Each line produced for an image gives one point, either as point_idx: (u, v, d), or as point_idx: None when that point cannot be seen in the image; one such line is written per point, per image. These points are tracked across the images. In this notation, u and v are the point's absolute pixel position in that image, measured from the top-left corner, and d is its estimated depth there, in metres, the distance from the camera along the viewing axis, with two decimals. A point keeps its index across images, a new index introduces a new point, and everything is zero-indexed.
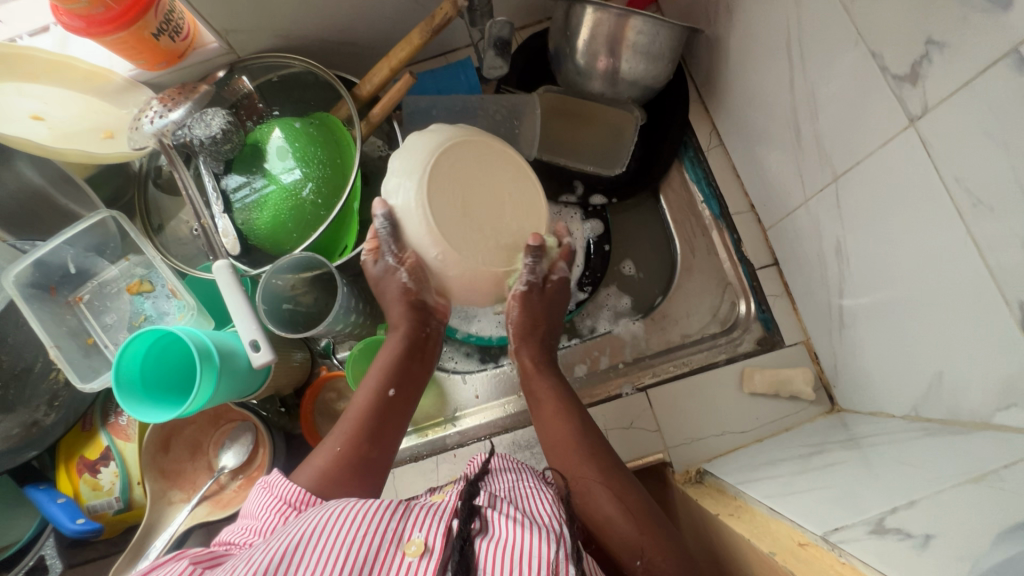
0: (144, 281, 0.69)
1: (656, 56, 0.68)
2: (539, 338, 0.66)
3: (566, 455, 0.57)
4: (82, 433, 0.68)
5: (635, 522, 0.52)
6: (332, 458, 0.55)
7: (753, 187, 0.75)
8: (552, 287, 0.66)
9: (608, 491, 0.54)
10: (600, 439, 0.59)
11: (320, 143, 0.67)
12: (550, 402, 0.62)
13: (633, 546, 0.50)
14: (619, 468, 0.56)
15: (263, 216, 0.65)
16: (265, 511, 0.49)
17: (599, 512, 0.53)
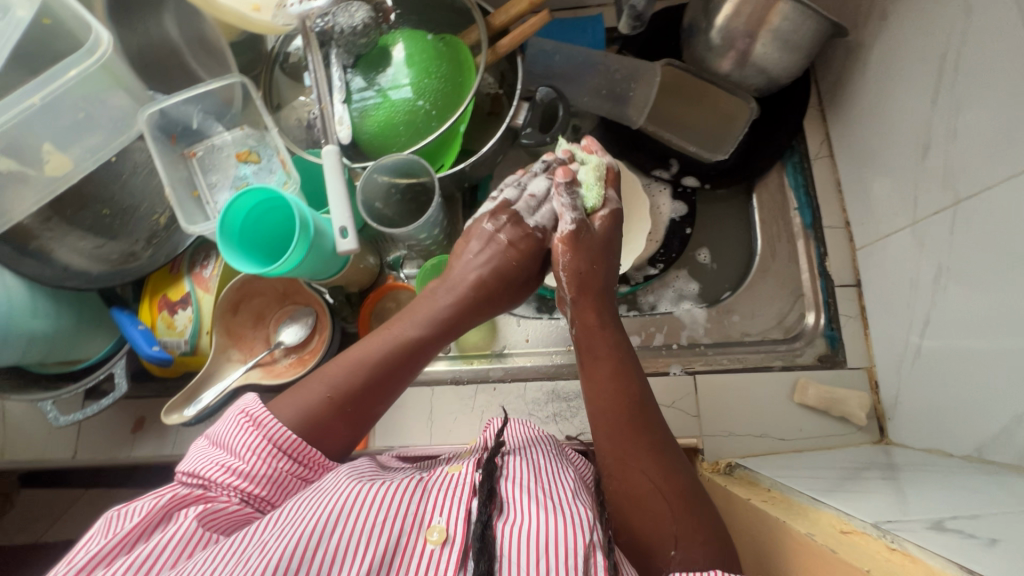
0: (252, 152, 0.74)
1: (794, 46, 0.67)
2: (597, 291, 0.63)
3: (612, 425, 0.57)
4: (170, 274, 0.71)
5: (677, 496, 0.52)
6: (324, 400, 0.56)
7: (854, 204, 0.73)
8: (600, 229, 0.65)
9: (657, 463, 0.54)
10: (655, 411, 0.59)
11: (447, 59, 0.69)
12: (607, 360, 0.60)
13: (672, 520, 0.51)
14: (668, 444, 0.57)
15: (378, 114, 0.67)
16: (251, 448, 0.52)
17: (642, 485, 0.53)
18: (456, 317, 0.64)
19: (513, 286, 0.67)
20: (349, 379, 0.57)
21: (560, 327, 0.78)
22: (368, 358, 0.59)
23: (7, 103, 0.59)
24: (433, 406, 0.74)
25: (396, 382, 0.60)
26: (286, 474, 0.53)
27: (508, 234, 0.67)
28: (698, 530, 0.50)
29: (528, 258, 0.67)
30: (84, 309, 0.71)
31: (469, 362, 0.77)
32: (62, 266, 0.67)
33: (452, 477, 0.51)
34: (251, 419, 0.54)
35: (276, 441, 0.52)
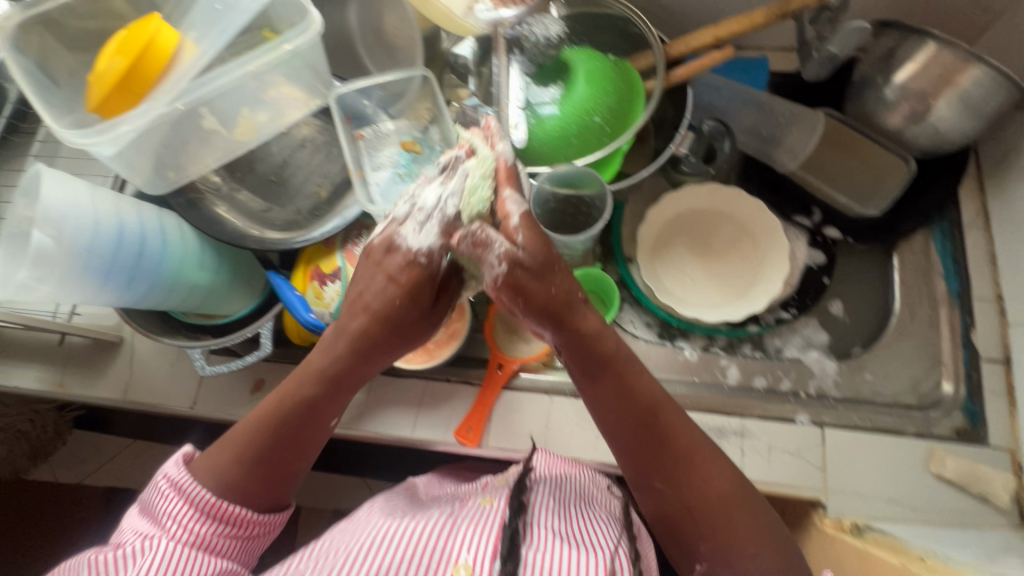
0: (416, 142, 0.77)
1: (977, 112, 0.67)
2: (567, 329, 0.56)
3: (632, 445, 0.57)
4: (324, 248, 0.73)
5: (736, 500, 0.55)
6: (234, 467, 0.57)
7: (1010, 278, 0.72)
8: (536, 266, 0.53)
9: (705, 472, 0.56)
10: (676, 418, 0.57)
11: (621, 81, 0.72)
12: (608, 381, 0.57)
13: (745, 528, 0.54)
14: (693, 457, 0.56)
15: (551, 124, 0.69)
16: (180, 515, 0.55)
17: (699, 493, 0.55)
18: (346, 365, 0.59)
19: (404, 330, 0.59)
20: (251, 444, 0.57)
21: (684, 356, 0.78)
22: (270, 416, 0.58)
23: (229, 69, 0.62)
24: (550, 415, 0.74)
25: (297, 425, 0.58)
26: (214, 536, 0.56)
27: (390, 266, 0.58)
28: (761, 526, 0.54)
29: (420, 303, 0.58)
30: (238, 268, 0.73)
31: None
32: (230, 224, 0.70)
33: (484, 511, 0.60)
34: (172, 485, 0.56)
35: (198, 505, 0.55)
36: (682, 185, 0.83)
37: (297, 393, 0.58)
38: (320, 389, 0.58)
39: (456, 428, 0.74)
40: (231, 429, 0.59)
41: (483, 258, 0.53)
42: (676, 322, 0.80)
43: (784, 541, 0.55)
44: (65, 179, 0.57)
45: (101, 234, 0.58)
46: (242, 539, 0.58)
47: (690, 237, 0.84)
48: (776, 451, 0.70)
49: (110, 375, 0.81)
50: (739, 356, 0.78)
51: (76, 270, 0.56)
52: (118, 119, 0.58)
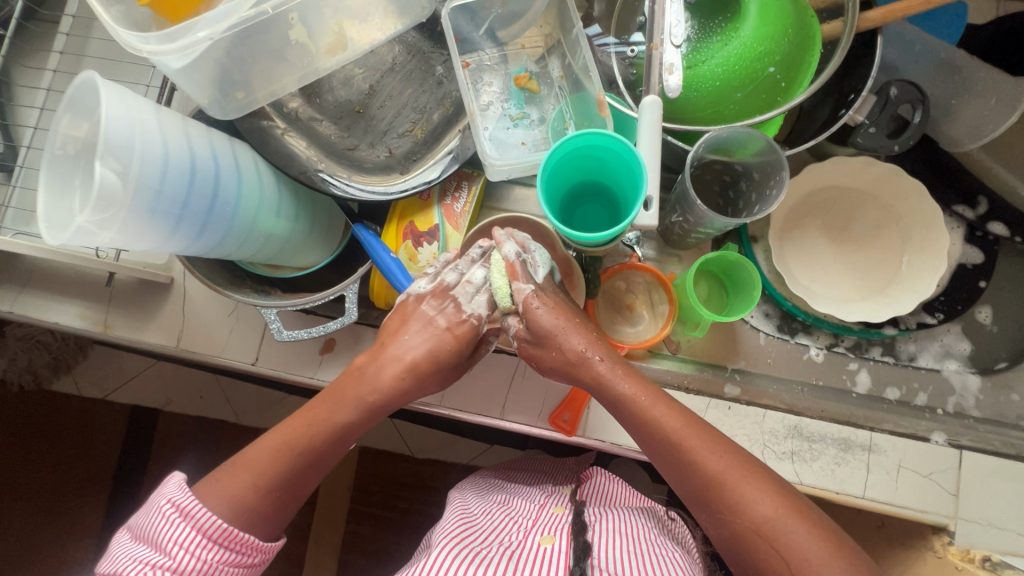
0: (532, 78, 0.63)
1: None
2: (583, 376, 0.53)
3: (685, 480, 0.50)
4: (418, 200, 0.62)
5: (786, 521, 0.46)
6: (251, 492, 0.49)
7: None
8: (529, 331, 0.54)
9: (736, 490, 0.47)
10: (724, 448, 0.49)
11: (797, 22, 0.56)
12: (628, 414, 0.51)
13: (803, 551, 0.44)
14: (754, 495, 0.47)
15: (712, 73, 0.56)
16: (177, 544, 0.47)
17: (737, 517, 0.47)
18: (408, 390, 0.53)
19: (439, 376, 0.55)
20: (274, 471, 0.50)
21: (807, 355, 0.70)
22: (295, 443, 0.50)
23: None
24: None
25: (325, 458, 0.51)
26: (217, 564, 0.48)
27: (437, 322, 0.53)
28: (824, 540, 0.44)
29: (464, 351, 0.54)
30: (316, 213, 0.63)
31: (699, 370, 0.69)
32: (313, 162, 0.59)
33: (545, 555, 0.47)
34: (178, 510, 0.48)
35: (205, 531, 0.47)
36: (832, 158, 0.71)
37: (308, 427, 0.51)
38: (353, 415, 0.51)
39: (551, 414, 0.67)
40: (242, 454, 0.51)
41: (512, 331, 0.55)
42: (803, 316, 0.70)
43: (857, 558, 0.45)
44: (127, 95, 0.45)
45: (172, 170, 0.47)
46: (244, 569, 0.50)
47: (822, 222, 0.73)
48: (905, 472, 0.63)
49: (161, 318, 0.72)
50: (868, 360, 0.69)
51: (144, 215, 0.46)
52: (194, 22, 0.46)
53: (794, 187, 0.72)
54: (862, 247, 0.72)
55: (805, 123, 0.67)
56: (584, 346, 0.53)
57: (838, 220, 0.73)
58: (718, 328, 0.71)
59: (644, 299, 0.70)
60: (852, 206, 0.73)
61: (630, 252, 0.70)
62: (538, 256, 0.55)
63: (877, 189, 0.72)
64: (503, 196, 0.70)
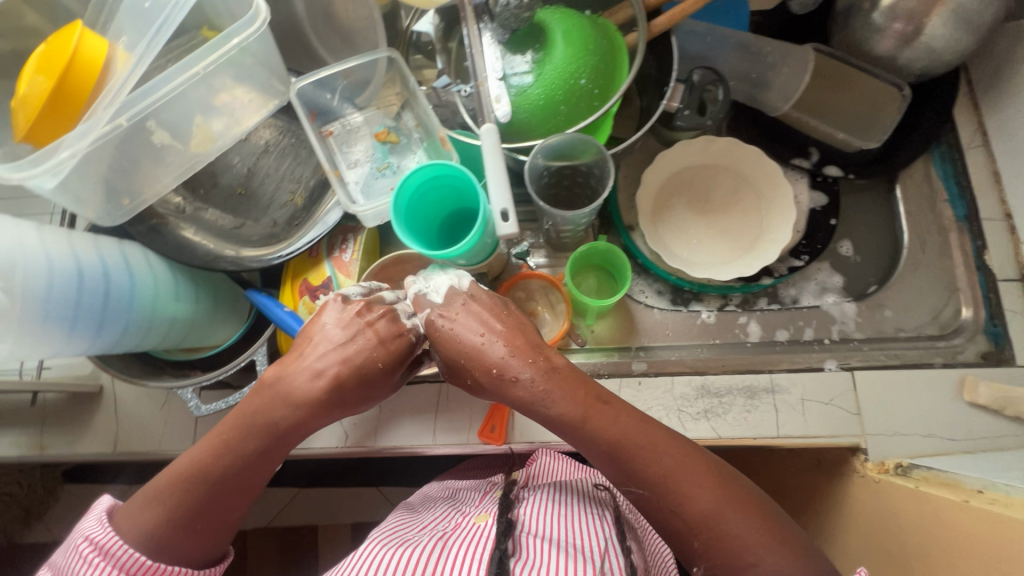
0: (391, 132, 0.71)
1: (972, 27, 0.64)
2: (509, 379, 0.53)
3: (628, 466, 0.51)
4: (308, 258, 0.67)
5: (717, 509, 0.49)
6: (161, 524, 0.52)
7: (1016, 194, 0.70)
8: (446, 336, 0.56)
9: (678, 485, 0.50)
10: (660, 436, 0.52)
11: (600, 39, 0.66)
12: (565, 407, 0.52)
13: (732, 534, 0.48)
14: (688, 468, 0.50)
15: (536, 94, 0.64)
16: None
17: (685, 503, 0.49)
18: (329, 398, 0.55)
19: (373, 387, 0.57)
20: (184, 498, 0.52)
21: (700, 319, 0.76)
22: (209, 473, 0.52)
23: (179, 71, 0.56)
24: None
25: (239, 483, 0.53)
26: None
27: (377, 329, 0.57)
28: (751, 524, 0.48)
29: (394, 366, 0.58)
30: (218, 292, 0.67)
31: (606, 356, 0.73)
32: (203, 246, 0.64)
33: (478, 529, 0.51)
34: (95, 549, 0.51)
35: (125, 567, 0.50)
36: (676, 144, 0.80)
37: (221, 457, 0.53)
38: (260, 437, 0.53)
39: (478, 428, 0.70)
40: (149, 486, 0.54)
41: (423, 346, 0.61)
42: (688, 285, 0.77)
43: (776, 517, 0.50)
44: (8, 219, 0.50)
45: (59, 277, 0.51)
46: None
47: (687, 198, 0.81)
48: (809, 404, 0.68)
49: (95, 428, 0.74)
50: (757, 311, 0.75)
51: (37, 322, 0.50)
52: (56, 143, 0.52)
53: (653, 171, 0.79)
54: (726, 213, 0.79)
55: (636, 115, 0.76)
56: (505, 350, 0.54)
57: (701, 193, 0.80)
58: (616, 313, 0.77)
59: (543, 301, 0.75)
60: (709, 180, 0.81)
61: (521, 265, 0.77)
62: (433, 282, 0.59)
63: (724, 159, 0.80)
64: (395, 239, 0.76)
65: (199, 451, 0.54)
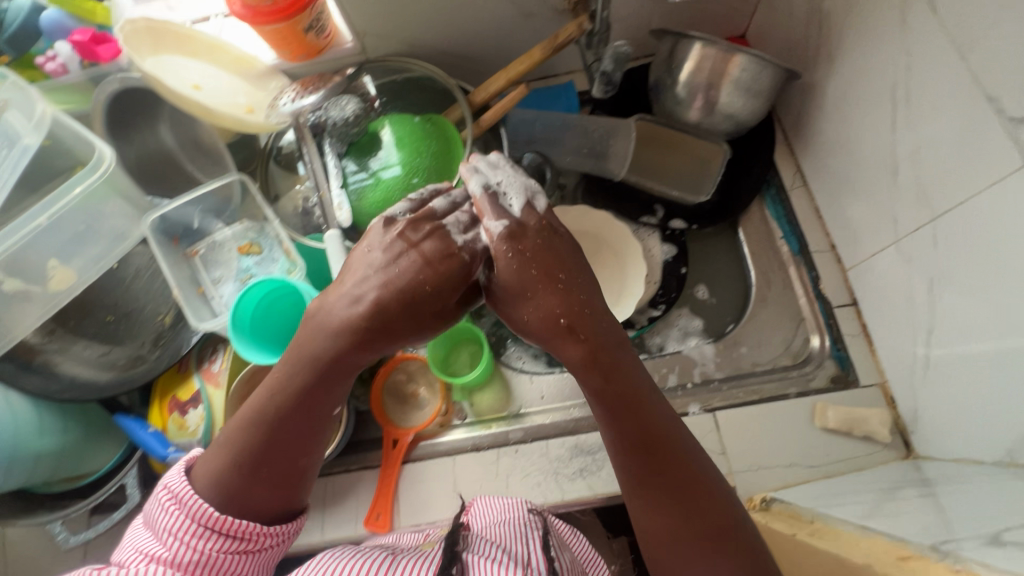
0: (253, 243, 0.75)
1: (756, 93, 0.73)
2: (585, 342, 0.51)
3: (659, 449, 0.49)
4: (177, 374, 0.70)
5: (693, 529, 0.47)
6: (228, 472, 0.50)
7: (835, 227, 0.77)
8: (539, 238, 0.53)
9: (667, 483, 0.49)
10: (692, 446, 0.51)
11: (433, 138, 0.73)
12: (622, 385, 0.50)
13: (693, 553, 0.47)
14: (708, 484, 0.49)
15: (376, 195, 0.70)
16: (167, 540, 0.48)
17: (698, 516, 0.48)
18: (358, 350, 0.51)
19: (423, 316, 0.52)
20: (247, 442, 0.50)
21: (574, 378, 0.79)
22: (255, 423, 0.50)
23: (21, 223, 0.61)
24: (456, 476, 0.72)
25: (286, 453, 0.50)
26: (216, 554, 0.48)
27: (425, 248, 0.52)
28: (723, 558, 0.47)
29: (446, 278, 0.52)
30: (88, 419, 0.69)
31: (487, 427, 0.76)
32: (68, 378, 0.66)
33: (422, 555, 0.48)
34: (173, 497, 0.50)
35: (198, 518, 0.49)
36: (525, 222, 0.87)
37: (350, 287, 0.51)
38: (309, 372, 0.50)
39: (364, 519, 0.71)
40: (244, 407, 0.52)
41: (502, 197, 0.55)
42: None
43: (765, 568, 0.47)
44: None
45: None
46: (249, 555, 0.50)
47: None
48: None
49: None
50: None
51: None
52: None
53: None
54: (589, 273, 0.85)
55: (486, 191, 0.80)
56: (559, 305, 0.51)
57: None
58: (494, 384, 0.79)
59: (423, 382, 0.80)
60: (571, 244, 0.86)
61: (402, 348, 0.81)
62: (497, 175, 0.55)
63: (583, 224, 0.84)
64: None
65: (256, 399, 0.51)
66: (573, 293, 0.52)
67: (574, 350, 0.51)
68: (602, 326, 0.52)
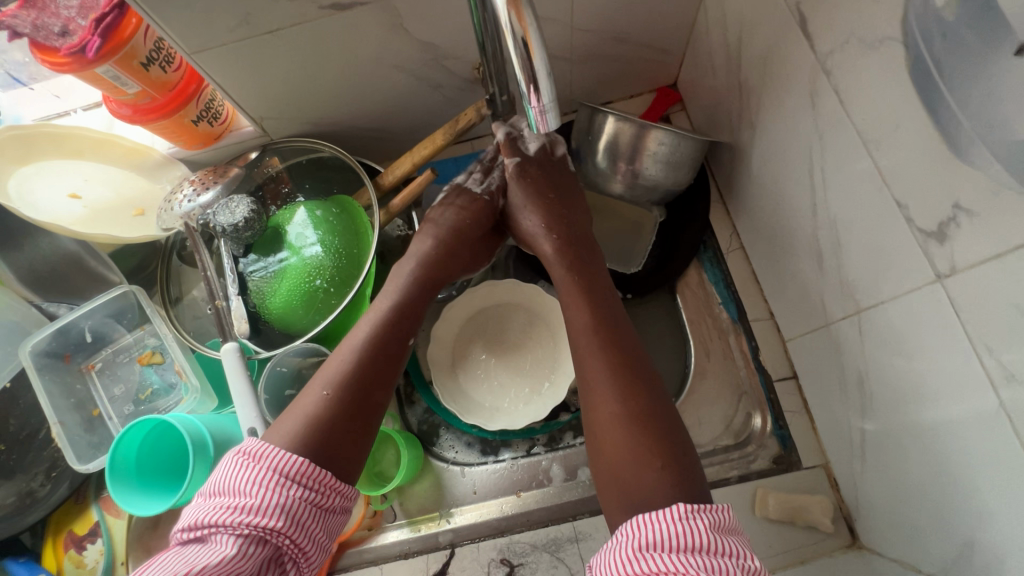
0: (155, 353, 0.70)
1: (677, 164, 0.69)
2: (578, 271, 0.65)
3: (613, 371, 0.57)
4: (74, 507, 0.66)
5: (628, 429, 0.53)
6: (318, 400, 0.55)
7: (772, 295, 0.73)
8: (547, 176, 0.71)
9: (617, 388, 0.56)
10: (653, 388, 0.57)
11: (339, 232, 0.68)
12: (590, 329, 0.60)
13: (624, 441, 0.53)
14: (656, 407, 0.55)
15: (276, 299, 0.67)
16: (250, 487, 0.46)
17: (636, 420, 0.54)
18: (416, 300, 0.66)
19: (472, 241, 0.72)
20: (338, 378, 0.57)
21: (507, 469, 0.75)
22: (361, 350, 0.59)
23: None
24: None
25: (368, 383, 0.58)
26: (298, 503, 0.48)
27: (467, 199, 0.72)
28: (650, 453, 0.51)
29: (478, 214, 0.71)
30: None
31: (417, 529, 0.71)
32: None
33: None
34: (249, 455, 0.48)
35: (281, 469, 0.48)
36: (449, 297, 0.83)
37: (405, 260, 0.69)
38: (381, 350, 0.60)
39: None
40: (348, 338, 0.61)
41: (522, 142, 0.70)
42: (492, 435, 0.76)
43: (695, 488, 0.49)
44: None
45: None
46: (322, 511, 0.50)
47: (486, 340, 0.81)
48: None
49: None
50: (561, 450, 0.75)
51: None
52: None
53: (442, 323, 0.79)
54: (525, 350, 0.79)
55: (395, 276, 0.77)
56: (569, 256, 0.67)
57: (499, 333, 0.81)
58: (425, 479, 0.75)
59: None
60: (506, 319, 0.81)
61: None
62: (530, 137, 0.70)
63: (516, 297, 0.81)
64: None
65: (361, 329, 0.61)
66: (568, 241, 0.67)
67: (571, 309, 0.63)
68: (583, 262, 0.66)
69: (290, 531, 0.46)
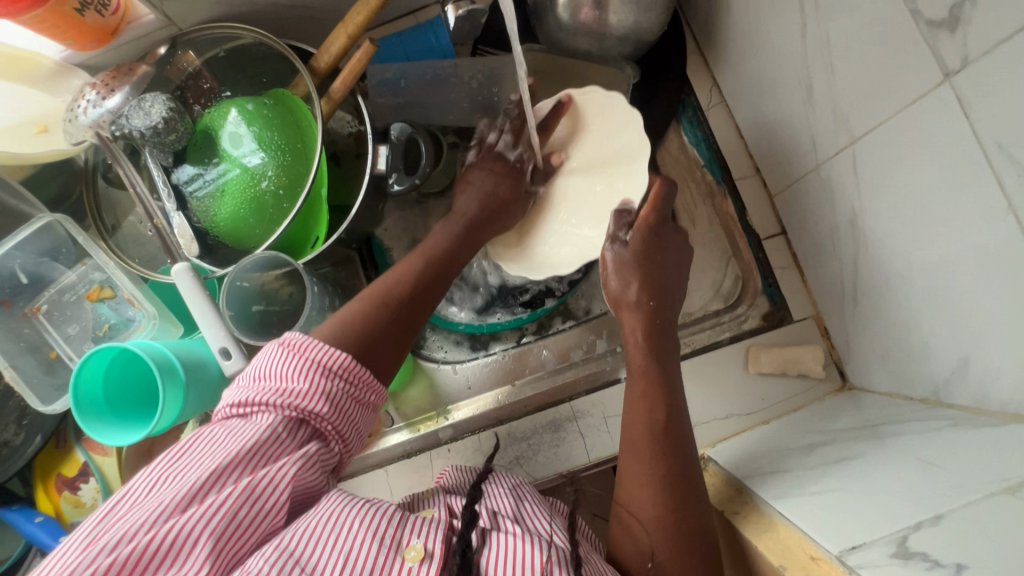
0: (104, 287, 0.64)
1: (648, 6, 0.61)
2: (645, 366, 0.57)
3: (667, 486, 0.50)
4: (57, 450, 0.64)
5: (658, 486, 0.50)
6: (371, 304, 0.55)
7: (757, 148, 0.68)
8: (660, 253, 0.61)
9: (663, 498, 0.50)
10: (701, 508, 0.50)
11: (277, 126, 0.61)
12: (644, 440, 0.53)
13: (651, 548, 0.49)
14: (700, 526, 0.49)
15: (222, 210, 0.60)
16: (297, 374, 0.47)
17: (675, 532, 0.49)
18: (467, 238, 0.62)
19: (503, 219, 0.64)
20: (393, 284, 0.57)
21: (499, 361, 0.74)
22: (419, 268, 0.59)
23: None
24: (391, 485, 0.68)
25: (415, 303, 0.57)
26: (341, 392, 0.48)
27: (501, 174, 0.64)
28: (673, 520, 0.49)
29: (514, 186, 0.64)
30: None
31: (416, 429, 0.71)
32: None
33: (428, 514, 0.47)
34: (294, 348, 0.48)
35: (327, 365, 0.48)
36: (416, 196, 0.76)
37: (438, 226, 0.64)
38: (433, 279, 0.59)
39: None
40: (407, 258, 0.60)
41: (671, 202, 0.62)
42: (482, 329, 0.75)
43: None
44: None
45: None
46: (359, 403, 0.50)
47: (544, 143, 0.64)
48: (610, 420, 0.67)
49: None
50: (551, 336, 0.74)
51: None
52: None
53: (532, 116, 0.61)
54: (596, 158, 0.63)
55: (351, 177, 0.70)
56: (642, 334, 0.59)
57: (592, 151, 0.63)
58: (418, 382, 0.73)
59: None
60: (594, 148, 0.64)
61: None
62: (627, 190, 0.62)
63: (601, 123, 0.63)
64: None
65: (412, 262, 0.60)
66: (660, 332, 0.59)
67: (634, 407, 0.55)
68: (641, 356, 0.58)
69: (331, 415, 0.47)
